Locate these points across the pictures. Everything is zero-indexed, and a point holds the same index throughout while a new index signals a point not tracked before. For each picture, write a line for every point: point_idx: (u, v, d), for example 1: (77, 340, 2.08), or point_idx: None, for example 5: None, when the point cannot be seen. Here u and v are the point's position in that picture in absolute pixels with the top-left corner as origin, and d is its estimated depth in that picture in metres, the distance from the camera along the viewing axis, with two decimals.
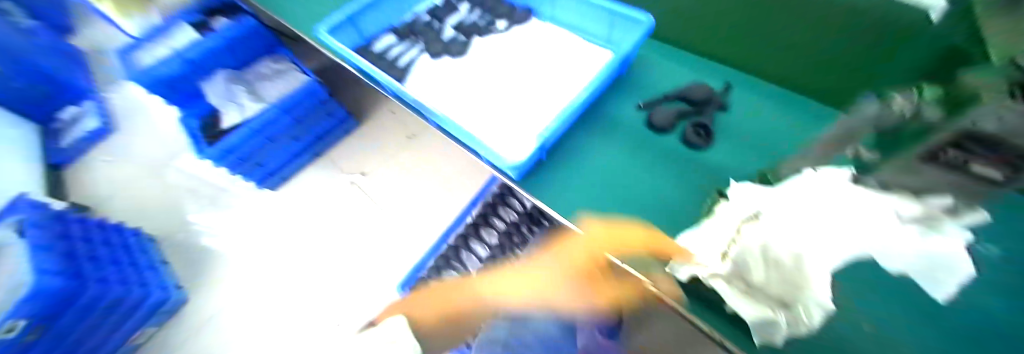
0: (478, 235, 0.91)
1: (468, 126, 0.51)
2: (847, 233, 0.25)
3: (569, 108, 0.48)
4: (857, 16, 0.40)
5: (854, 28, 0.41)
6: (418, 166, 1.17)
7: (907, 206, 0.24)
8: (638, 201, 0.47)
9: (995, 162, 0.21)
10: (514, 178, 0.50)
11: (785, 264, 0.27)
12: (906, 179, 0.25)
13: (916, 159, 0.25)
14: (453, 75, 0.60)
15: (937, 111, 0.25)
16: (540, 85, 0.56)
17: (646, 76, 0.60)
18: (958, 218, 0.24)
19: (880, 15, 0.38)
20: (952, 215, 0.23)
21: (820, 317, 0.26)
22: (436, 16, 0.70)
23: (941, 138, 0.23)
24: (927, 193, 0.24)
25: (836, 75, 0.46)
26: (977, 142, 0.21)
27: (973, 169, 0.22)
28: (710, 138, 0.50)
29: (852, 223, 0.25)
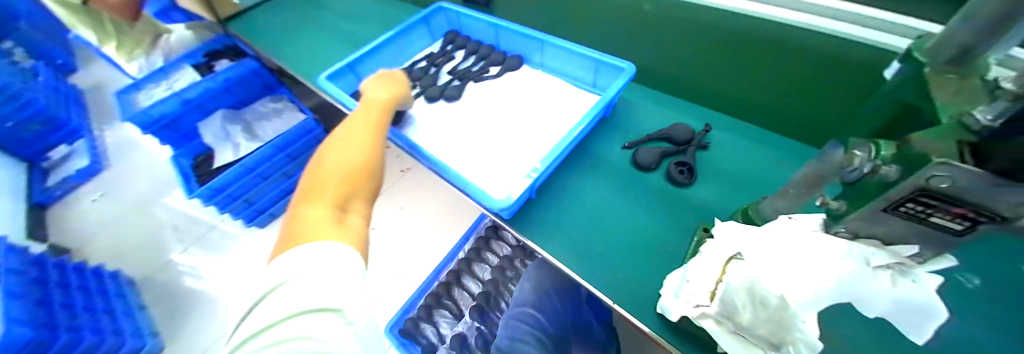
0: (470, 271, 0.91)
1: (458, 168, 0.54)
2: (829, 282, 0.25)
3: (557, 149, 0.51)
4: (833, 59, 0.43)
5: (847, 71, 0.43)
6: (411, 201, 1.17)
7: (875, 256, 0.25)
8: (645, 247, 0.47)
9: (950, 215, 0.20)
10: (504, 217, 0.51)
11: (755, 304, 0.29)
12: (875, 226, 0.25)
13: (871, 206, 0.24)
14: (446, 118, 0.63)
15: (886, 164, 0.22)
16: (529, 127, 0.58)
17: (630, 117, 0.64)
18: (923, 261, 0.24)
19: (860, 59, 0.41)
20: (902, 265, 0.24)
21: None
22: (432, 62, 0.73)
23: (897, 193, 0.21)
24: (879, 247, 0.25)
25: (825, 96, 0.47)
26: (941, 201, 0.19)
27: (932, 218, 0.21)
28: (694, 178, 0.52)
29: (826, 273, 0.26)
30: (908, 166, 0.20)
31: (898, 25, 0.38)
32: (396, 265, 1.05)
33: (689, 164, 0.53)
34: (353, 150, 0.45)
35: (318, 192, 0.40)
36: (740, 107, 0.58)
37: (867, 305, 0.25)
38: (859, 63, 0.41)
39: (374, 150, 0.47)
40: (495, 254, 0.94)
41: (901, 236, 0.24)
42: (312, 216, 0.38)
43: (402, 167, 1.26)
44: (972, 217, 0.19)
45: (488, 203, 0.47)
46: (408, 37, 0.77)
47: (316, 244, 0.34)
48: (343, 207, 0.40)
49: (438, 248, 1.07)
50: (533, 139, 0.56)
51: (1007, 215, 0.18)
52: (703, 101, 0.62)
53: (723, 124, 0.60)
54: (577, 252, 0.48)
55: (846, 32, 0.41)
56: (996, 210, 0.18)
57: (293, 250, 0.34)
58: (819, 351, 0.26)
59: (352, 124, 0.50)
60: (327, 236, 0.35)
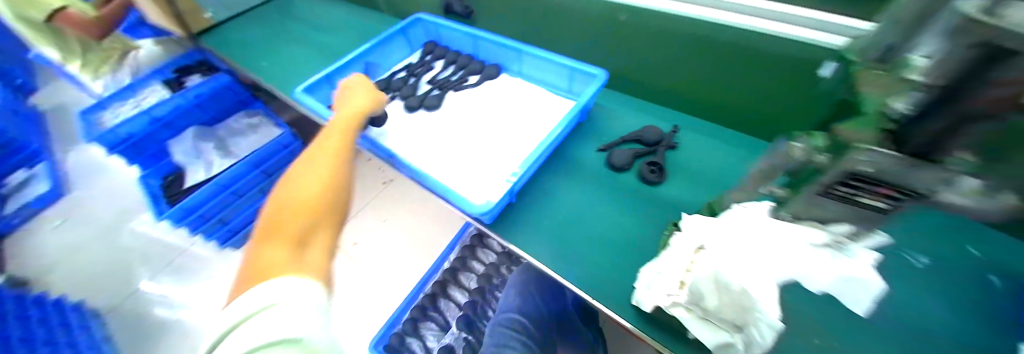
0: (456, 280, 0.91)
1: (438, 177, 0.55)
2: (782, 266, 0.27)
3: (534, 154, 0.52)
4: (781, 57, 0.47)
5: (793, 67, 0.47)
6: (395, 212, 1.16)
7: (817, 236, 0.27)
8: (621, 244, 0.49)
9: (876, 196, 0.22)
10: (486, 222, 0.52)
11: (720, 291, 0.31)
12: (816, 209, 0.27)
13: (809, 192, 0.26)
14: (426, 127, 0.63)
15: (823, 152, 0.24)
16: (507, 133, 0.59)
17: (605, 121, 0.66)
18: (859, 240, 0.26)
19: (802, 56, 0.45)
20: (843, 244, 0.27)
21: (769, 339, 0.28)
22: (411, 72, 0.74)
23: (829, 177, 0.23)
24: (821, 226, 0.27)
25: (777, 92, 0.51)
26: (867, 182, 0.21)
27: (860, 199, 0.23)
28: (664, 176, 0.55)
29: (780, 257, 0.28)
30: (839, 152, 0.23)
31: (847, 27, 0.41)
32: (381, 279, 1.04)
33: (660, 165, 0.56)
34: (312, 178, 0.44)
35: (278, 227, 0.40)
36: (703, 107, 0.61)
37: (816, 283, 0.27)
38: (803, 61, 0.45)
39: (340, 173, 0.46)
40: (481, 261, 0.94)
41: (840, 216, 0.26)
42: (273, 253, 0.38)
43: (384, 178, 1.26)
44: (896, 196, 0.21)
45: (468, 209, 0.47)
46: (387, 48, 0.78)
47: (278, 282, 0.34)
48: (304, 241, 0.39)
49: (423, 259, 1.06)
50: (510, 145, 0.57)
51: (920, 191, 0.20)
52: (670, 103, 0.65)
53: (690, 125, 0.63)
54: (557, 253, 0.49)
55: (802, 36, 0.44)
56: (914, 188, 0.20)
57: (257, 288, 0.34)
58: (780, 329, 0.26)
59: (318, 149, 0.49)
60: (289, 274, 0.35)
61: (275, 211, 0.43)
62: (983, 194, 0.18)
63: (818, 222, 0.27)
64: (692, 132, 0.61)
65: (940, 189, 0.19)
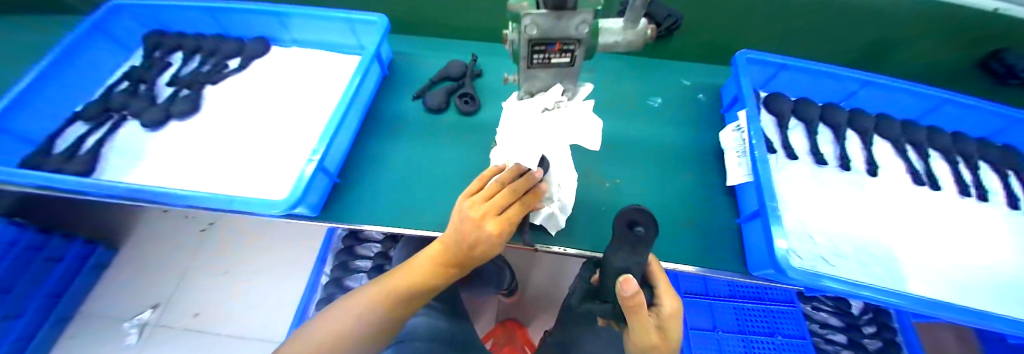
0: (343, 287, 0.83)
1: (222, 189, 0.44)
2: (534, 132, 0.31)
3: (332, 121, 0.46)
4: None
5: None
6: (241, 256, 0.97)
7: (546, 101, 0.30)
8: (452, 177, 0.51)
9: (557, 53, 0.25)
10: (310, 215, 0.45)
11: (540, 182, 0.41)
12: (536, 82, 0.29)
13: (527, 68, 0.27)
14: (185, 139, 0.50)
15: (512, 30, 0.25)
16: (294, 113, 0.52)
17: (408, 69, 0.63)
18: (576, 94, 0.31)
19: None
20: (573, 90, 0.31)
21: (565, 205, 0.43)
22: (137, 79, 0.57)
23: (523, 49, 0.25)
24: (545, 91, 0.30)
25: None
26: (541, 42, 0.24)
27: (551, 60, 0.26)
28: (474, 103, 0.58)
29: (531, 126, 0.31)
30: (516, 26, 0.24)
31: None
32: (258, 332, 0.88)
33: (468, 94, 0.58)
34: (419, 271, 0.37)
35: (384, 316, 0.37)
36: (481, 31, 0.65)
37: (558, 134, 0.31)
38: None
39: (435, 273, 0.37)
40: (364, 257, 0.88)
41: (550, 82, 0.28)
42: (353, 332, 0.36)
43: (199, 225, 1.02)
44: (566, 48, 0.25)
45: (283, 210, 0.39)
46: (75, 61, 0.55)
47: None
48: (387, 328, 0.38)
49: (297, 287, 0.94)
50: (303, 124, 0.50)
51: (574, 38, 0.24)
52: (456, 36, 0.67)
53: (483, 50, 0.66)
54: (397, 210, 0.48)
55: None
56: (573, 36, 0.23)
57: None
58: (573, 196, 0.43)
59: (425, 266, 0.37)
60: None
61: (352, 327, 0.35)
62: (611, 30, 0.26)
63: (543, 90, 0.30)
64: (488, 56, 0.65)
65: (588, 31, 0.23)
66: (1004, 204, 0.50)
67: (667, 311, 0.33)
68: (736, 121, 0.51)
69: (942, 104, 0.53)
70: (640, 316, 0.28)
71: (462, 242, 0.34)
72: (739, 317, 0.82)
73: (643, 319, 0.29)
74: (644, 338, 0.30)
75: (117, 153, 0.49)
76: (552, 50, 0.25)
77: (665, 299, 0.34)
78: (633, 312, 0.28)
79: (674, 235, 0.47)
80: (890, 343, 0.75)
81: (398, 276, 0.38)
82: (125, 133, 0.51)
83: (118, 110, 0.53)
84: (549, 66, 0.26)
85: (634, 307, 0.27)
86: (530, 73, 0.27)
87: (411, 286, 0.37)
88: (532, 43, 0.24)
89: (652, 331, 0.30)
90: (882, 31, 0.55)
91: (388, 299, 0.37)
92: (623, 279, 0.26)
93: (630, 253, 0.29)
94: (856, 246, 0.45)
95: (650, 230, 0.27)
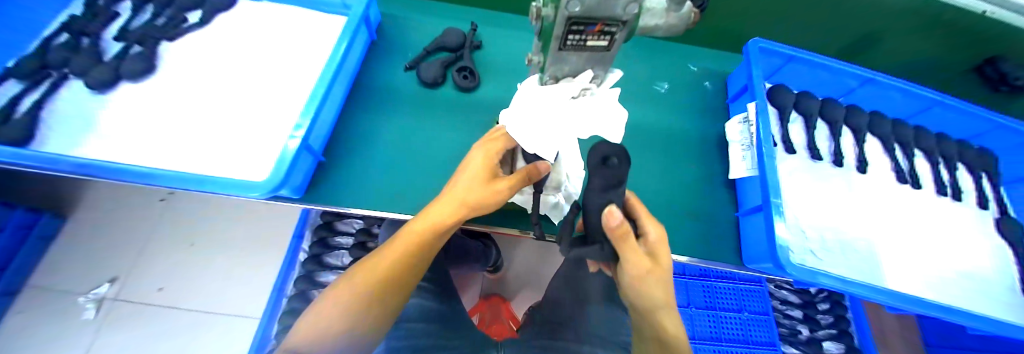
0: (324, 265, 0.80)
1: (189, 166, 0.39)
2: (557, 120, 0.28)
3: (316, 92, 0.41)
4: None
5: None
6: (209, 229, 0.90)
7: (573, 88, 0.27)
8: (451, 159, 0.48)
9: (595, 34, 0.22)
10: (295, 197, 0.41)
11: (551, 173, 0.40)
12: (564, 66, 0.26)
13: (559, 50, 0.24)
14: (140, 103, 0.43)
15: (547, 6, 0.21)
16: (270, 78, 0.46)
17: (400, 34, 0.57)
18: (604, 81, 0.28)
19: None
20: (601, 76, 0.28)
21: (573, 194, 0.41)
22: (79, 31, 0.48)
23: (559, 29, 0.21)
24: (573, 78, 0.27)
25: None
26: (580, 21, 0.20)
27: (587, 43, 0.23)
28: (474, 79, 0.53)
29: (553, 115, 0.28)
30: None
31: None
32: (231, 307, 0.84)
33: (467, 69, 0.54)
34: (432, 213, 0.35)
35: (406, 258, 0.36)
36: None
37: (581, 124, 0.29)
38: None
39: (447, 213, 0.35)
40: (345, 233, 0.85)
41: (580, 68, 0.25)
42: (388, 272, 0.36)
43: (159, 194, 0.93)
44: (607, 30, 0.22)
45: (264, 194, 0.35)
46: None
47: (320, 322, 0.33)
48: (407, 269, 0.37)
49: (273, 262, 0.89)
50: (282, 91, 0.45)
51: (621, 19, 0.21)
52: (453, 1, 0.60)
53: (483, 19, 0.60)
54: (392, 193, 0.44)
55: None
56: (618, 16, 0.20)
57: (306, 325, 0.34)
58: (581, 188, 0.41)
59: (436, 206, 0.36)
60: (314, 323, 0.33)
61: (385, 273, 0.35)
62: (654, 11, 0.23)
63: (571, 76, 0.27)
64: (489, 26, 0.59)
65: (636, 11, 0.20)
66: (973, 205, 0.54)
67: (651, 238, 0.33)
68: (745, 113, 0.50)
69: (933, 106, 0.54)
70: (631, 246, 0.30)
71: (476, 164, 0.35)
72: (707, 294, 0.86)
73: (632, 249, 0.30)
74: (637, 266, 0.31)
75: (59, 118, 0.41)
76: (588, 31, 0.22)
77: (648, 227, 0.33)
78: (621, 237, 0.29)
79: (676, 225, 0.47)
80: (840, 318, 0.83)
81: (391, 247, 0.36)
82: (67, 94, 0.43)
83: (58, 68, 0.45)
84: (584, 48, 0.23)
85: (623, 235, 0.29)
86: (561, 55, 0.24)
87: (406, 254, 0.36)
88: (570, 22, 0.21)
89: (644, 257, 0.31)
90: (882, 27, 0.55)
91: (387, 270, 0.35)
92: (608, 211, 0.28)
93: (605, 187, 0.30)
94: (841, 241, 0.47)
95: (622, 161, 0.29)
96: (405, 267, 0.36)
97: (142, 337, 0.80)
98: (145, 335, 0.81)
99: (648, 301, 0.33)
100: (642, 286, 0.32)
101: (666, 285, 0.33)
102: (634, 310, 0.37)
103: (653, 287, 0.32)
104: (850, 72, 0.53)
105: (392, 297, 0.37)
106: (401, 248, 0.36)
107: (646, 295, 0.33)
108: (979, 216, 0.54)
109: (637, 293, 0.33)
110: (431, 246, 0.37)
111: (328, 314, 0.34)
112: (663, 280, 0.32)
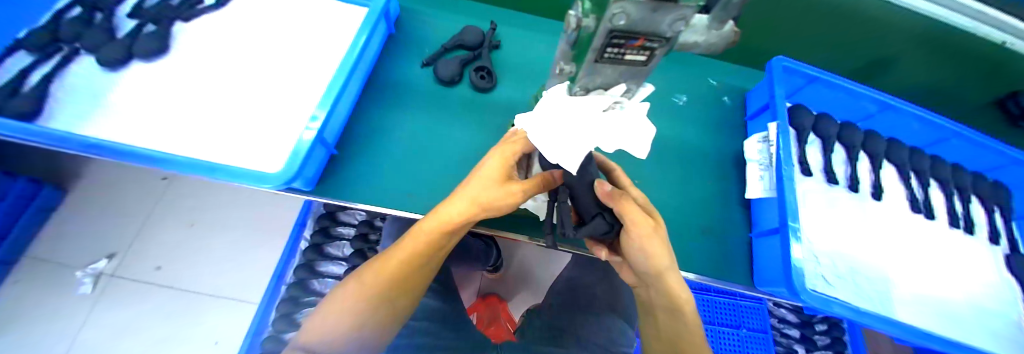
0: (324, 254, 0.80)
1: (200, 151, 0.38)
2: (584, 131, 0.28)
3: (334, 84, 0.40)
4: None
5: None
6: (210, 212, 0.90)
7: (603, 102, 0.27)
8: (465, 160, 0.47)
9: (635, 49, 0.21)
10: (305, 189, 0.41)
11: None
12: (597, 78, 0.25)
13: (595, 62, 0.23)
14: (152, 83, 0.43)
15: (589, 17, 0.21)
16: (286, 65, 0.45)
17: (418, 29, 0.56)
18: (634, 95, 0.28)
19: None
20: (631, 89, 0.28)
21: None
22: (92, 6, 0.47)
23: (599, 41, 0.21)
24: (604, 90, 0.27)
25: None
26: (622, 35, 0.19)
27: (626, 57, 0.22)
28: (492, 80, 0.52)
29: (581, 126, 0.28)
30: (598, 12, 0.20)
31: None
32: (228, 291, 0.84)
33: (485, 68, 0.53)
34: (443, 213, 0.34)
35: (417, 257, 0.35)
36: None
37: (607, 136, 0.28)
38: None
39: (458, 214, 0.33)
40: (347, 224, 0.84)
41: (612, 81, 0.25)
42: (398, 271, 0.35)
43: (162, 173, 0.92)
44: (649, 46, 0.21)
45: (277, 186, 0.35)
46: None
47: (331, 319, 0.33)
48: (417, 269, 0.36)
49: (273, 248, 0.89)
50: (297, 80, 0.44)
51: (666, 36, 0.20)
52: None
53: (503, 18, 0.59)
54: (403, 192, 0.44)
55: None
56: (662, 33, 0.20)
57: (317, 321, 0.34)
58: None
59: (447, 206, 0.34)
60: (326, 320, 0.33)
61: (395, 272, 0.35)
62: (696, 28, 0.22)
63: (602, 89, 0.26)
64: (509, 26, 0.58)
65: (682, 28, 0.19)
66: (984, 239, 0.53)
67: (640, 201, 0.35)
68: (764, 132, 0.49)
69: (951, 137, 0.54)
70: (627, 206, 0.31)
71: (492, 164, 0.33)
72: (706, 308, 0.86)
73: (632, 208, 0.31)
74: (642, 227, 0.31)
75: (68, 93, 0.41)
76: (628, 45, 0.21)
77: (635, 191, 0.36)
78: (616, 200, 0.32)
79: (688, 242, 0.47)
80: (837, 340, 0.82)
81: (400, 246, 0.35)
82: (77, 70, 0.42)
83: (69, 43, 0.44)
84: (621, 61, 0.23)
85: (616, 196, 0.31)
86: (596, 68, 0.24)
87: (417, 253, 0.35)
88: (611, 36, 0.20)
89: (644, 216, 0.32)
90: (907, 53, 0.55)
91: (397, 269, 0.35)
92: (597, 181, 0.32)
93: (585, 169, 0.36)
94: (852, 267, 0.47)
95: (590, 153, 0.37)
96: (414, 266, 0.36)
97: (138, 315, 0.80)
98: (140, 314, 0.80)
99: (658, 266, 0.33)
100: (651, 250, 0.32)
101: (667, 246, 0.33)
102: (641, 280, 0.38)
103: (658, 249, 0.32)
104: (873, 96, 0.52)
105: (404, 296, 0.36)
106: (411, 247, 0.35)
107: (654, 258, 0.32)
108: (992, 251, 0.53)
109: (647, 259, 0.33)
110: (442, 245, 0.36)
111: (339, 310, 0.34)
112: (664, 240, 0.33)
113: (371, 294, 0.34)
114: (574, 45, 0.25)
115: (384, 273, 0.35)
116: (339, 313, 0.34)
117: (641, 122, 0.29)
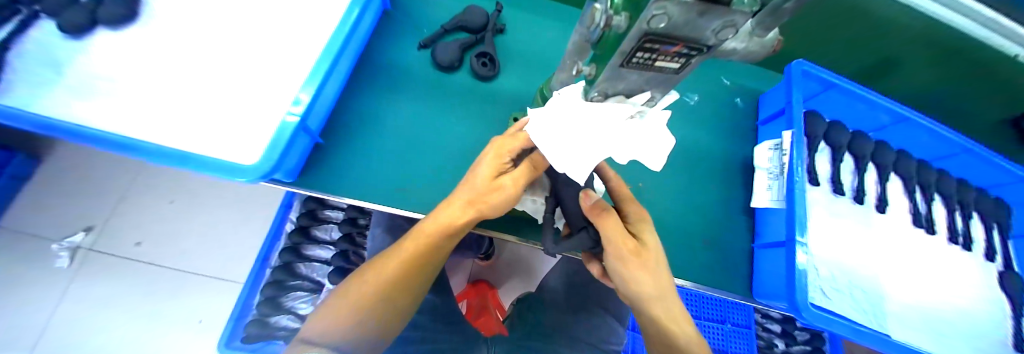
0: (311, 237, 0.76)
1: (173, 135, 0.34)
2: (600, 139, 0.25)
3: (321, 65, 0.36)
4: None
5: None
6: (193, 188, 0.85)
7: (624, 109, 0.25)
8: (463, 156, 0.44)
9: (669, 56, 0.18)
10: (286, 180, 0.38)
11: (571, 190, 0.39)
12: (618, 83, 0.23)
13: (621, 69, 0.20)
14: (119, 53, 0.38)
15: (623, 16, 0.18)
16: (270, 40, 0.41)
17: (418, 7, 0.52)
18: (656, 103, 0.26)
19: None
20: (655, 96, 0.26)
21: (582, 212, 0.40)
22: None
23: (629, 46, 0.18)
24: (627, 97, 0.25)
25: None
26: (659, 41, 0.17)
27: (657, 64, 0.19)
28: (495, 68, 0.48)
29: (597, 133, 0.25)
30: (635, 12, 0.17)
31: None
32: (212, 270, 0.81)
33: (488, 55, 0.49)
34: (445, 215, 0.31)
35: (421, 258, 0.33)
36: None
37: (624, 145, 0.26)
38: None
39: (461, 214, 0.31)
40: (335, 207, 0.78)
41: (635, 86, 0.23)
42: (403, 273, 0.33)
43: None
44: (686, 52, 0.18)
45: (254, 179, 0.32)
46: None
47: (336, 322, 0.32)
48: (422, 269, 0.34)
49: (258, 227, 0.85)
50: (281, 58, 0.40)
51: (709, 44, 0.17)
52: None
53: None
54: (397, 188, 0.41)
55: None
56: (705, 40, 0.17)
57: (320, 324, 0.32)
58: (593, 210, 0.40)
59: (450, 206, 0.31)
60: (332, 322, 0.32)
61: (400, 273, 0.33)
62: (741, 34, 0.20)
63: (623, 95, 0.25)
64: (515, 9, 0.54)
65: (728, 37, 0.17)
66: (981, 255, 0.53)
67: (634, 219, 0.32)
68: (777, 139, 0.47)
69: (961, 153, 0.53)
70: (608, 222, 0.29)
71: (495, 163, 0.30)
72: (696, 303, 0.86)
73: (613, 227, 0.29)
74: (620, 248, 0.30)
75: (26, 63, 0.36)
76: (662, 52, 0.18)
77: (630, 206, 0.33)
78: (599, 215, 0.29)
79: (704, 255, 0.45)
80: (816, 336, 0.82)
81: (400, 245, 0.33)
82: (37, 36, 0.38)
83: (28, 4, 0.39)
84: (651, 69, 0.20)
85: (599, 211, 0.29)
86: (621, 74, 0.21)
87: (421, 253, 0.33)
88: (645, 41, 0.17)
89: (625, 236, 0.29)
90: (933, 60, 0.52)
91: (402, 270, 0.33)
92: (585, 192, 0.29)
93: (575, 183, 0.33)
94: (851, 281, 0.46)
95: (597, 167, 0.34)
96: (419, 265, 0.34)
97: (116, 292, 0.77)
98: (120, 290, 0.77)
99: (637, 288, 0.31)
100: (629, 274, 0.31)
101: (654, 270, 0.31)
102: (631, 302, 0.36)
103: (639, 274, 0.30)
104: (891, 108, 0.50)
105: (405, 296, 0.34)
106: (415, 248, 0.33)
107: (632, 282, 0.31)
108: (987, 268, 0.53)
109: (626, 281, 0.31)
110: (445, 244, 0.34)
111: (343, 313, 0.32)
112: (650, 264, 0.31)
113: (377, 295, 0.32)
114: (600, 44, 0.22)
115: (388, 274, 0.33)
116: (344, 314, 0.32)
117: (662, 132, 0.27)
